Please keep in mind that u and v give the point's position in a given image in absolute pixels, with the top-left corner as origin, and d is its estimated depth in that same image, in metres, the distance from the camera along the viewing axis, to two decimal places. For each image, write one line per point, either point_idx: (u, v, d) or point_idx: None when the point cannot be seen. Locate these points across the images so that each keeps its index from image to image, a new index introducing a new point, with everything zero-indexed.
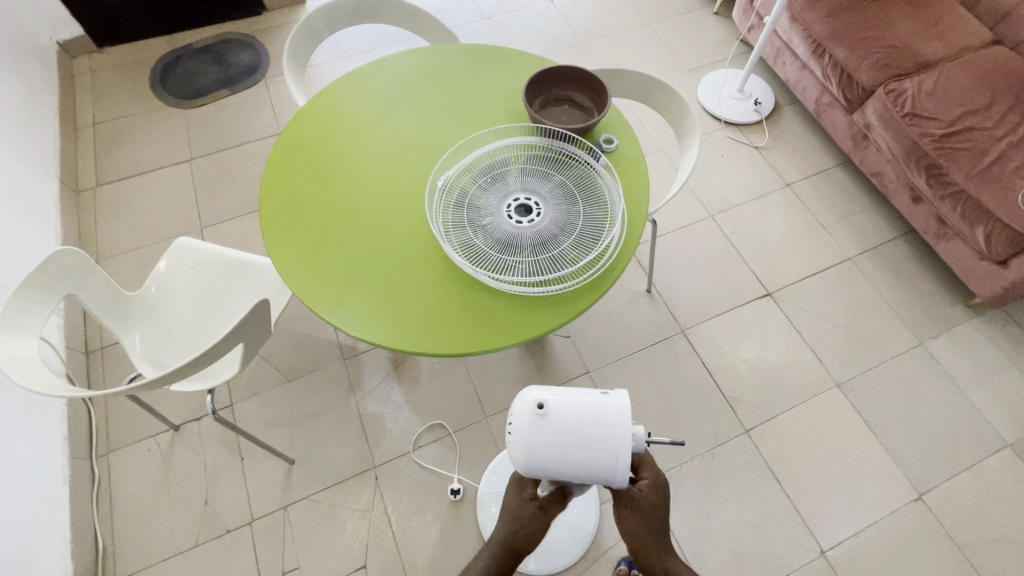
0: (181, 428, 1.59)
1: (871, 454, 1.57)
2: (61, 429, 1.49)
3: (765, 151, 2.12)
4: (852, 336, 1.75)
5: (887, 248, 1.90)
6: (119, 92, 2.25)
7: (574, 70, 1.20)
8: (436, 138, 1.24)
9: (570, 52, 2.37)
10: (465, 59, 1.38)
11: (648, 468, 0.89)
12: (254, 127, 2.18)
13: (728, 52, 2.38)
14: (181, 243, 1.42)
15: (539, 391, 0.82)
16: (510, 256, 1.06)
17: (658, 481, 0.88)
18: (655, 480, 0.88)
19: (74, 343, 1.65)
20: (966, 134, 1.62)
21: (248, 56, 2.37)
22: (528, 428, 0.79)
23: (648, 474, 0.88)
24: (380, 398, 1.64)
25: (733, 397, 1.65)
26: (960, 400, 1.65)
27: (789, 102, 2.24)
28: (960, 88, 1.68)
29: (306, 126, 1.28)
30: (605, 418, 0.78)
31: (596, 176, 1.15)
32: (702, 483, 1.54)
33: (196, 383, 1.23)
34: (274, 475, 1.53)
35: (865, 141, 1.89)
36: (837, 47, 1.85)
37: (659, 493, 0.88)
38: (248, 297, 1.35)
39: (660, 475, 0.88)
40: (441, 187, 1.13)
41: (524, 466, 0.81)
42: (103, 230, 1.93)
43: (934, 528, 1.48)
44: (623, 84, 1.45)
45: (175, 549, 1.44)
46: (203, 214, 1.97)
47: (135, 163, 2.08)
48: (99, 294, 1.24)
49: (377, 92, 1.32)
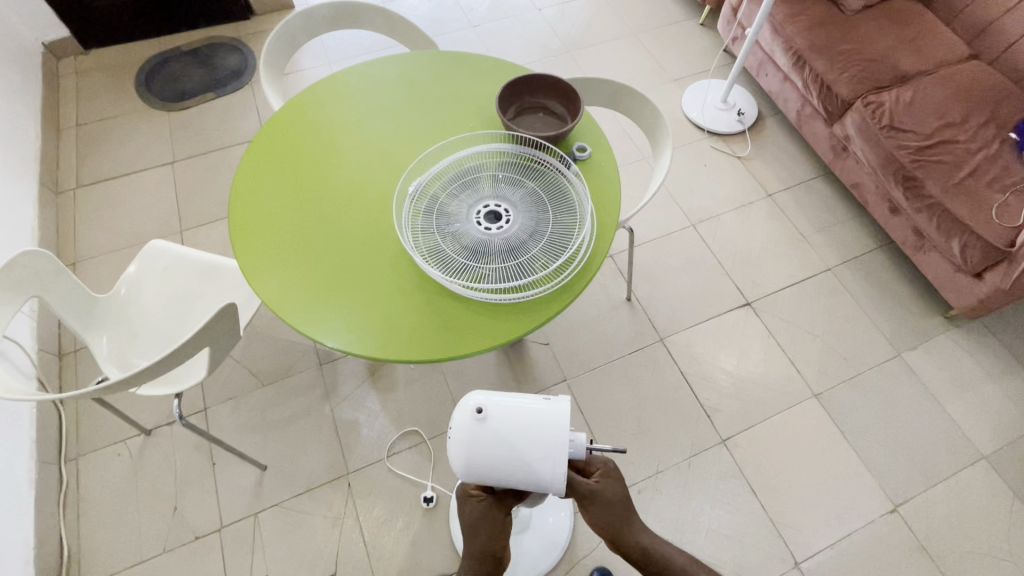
0: (153, 432, 1.57)
1: (847, 465, 1.57)
2: (29, 432, 1.47)
3: (747, 161, 2.13)
4: (830, 347, 1.75)
5: (866, 259, 1.91)
6: (104, 94, 2.25)
7: (548, 78, 1.21)
8: (410, 144, 1.25)
9: (556, 60, 2.38)
10: (442, 66, 1.38)
11: (598, 462, 0.87)
12: (238, 131, 2.17)
13: (713, 63, 2.40)
14: (155, 246, 1.42)
15: (481, 396, 0.82)
16: (477, 262, 1.06)
17: (612, 473, 0.86)
18: (606, 471, 0.86)
19: (47, 345, 1.63)
20: (942, 147, 1.63)
21: (234, 60, 2.37)
22: (467, 433, 0.79)
23: (597, 466, 0.87)
24: (356, 404, 1.63)
25: (711, 407, 1.65)
26: (936, 411, 1.65)
27: (772, 113, 2.26)
28: (937, 102, 1.70)
29: (280, 130, 1.28)
30: (545, 425, 0.78)
31: (567, 183, 1.15)
32: (677, 493, 1.53)
33: (163, 386, 1.22)
34: (245, 481, 1.52)
35: (845, 153, 1.90)
36: (817, 59, 1.87)
37: (614, 480, 0.85)
38: (220, 301, 1.35)
39: (610, 464, 0.87)
40: (412, 193, 1.13)
41: (463, 472, 0.80)
42: (82, 232, 1.92)
43: (909, 540, 1.47)
44: (599, 93, 1.45)
45: (142, 556, 1.42)
46: (184, 217, 1.96)
47: (117, 164, 2.07)
48: (66, 296, 1.23)
49: (353, 98, 1.33)
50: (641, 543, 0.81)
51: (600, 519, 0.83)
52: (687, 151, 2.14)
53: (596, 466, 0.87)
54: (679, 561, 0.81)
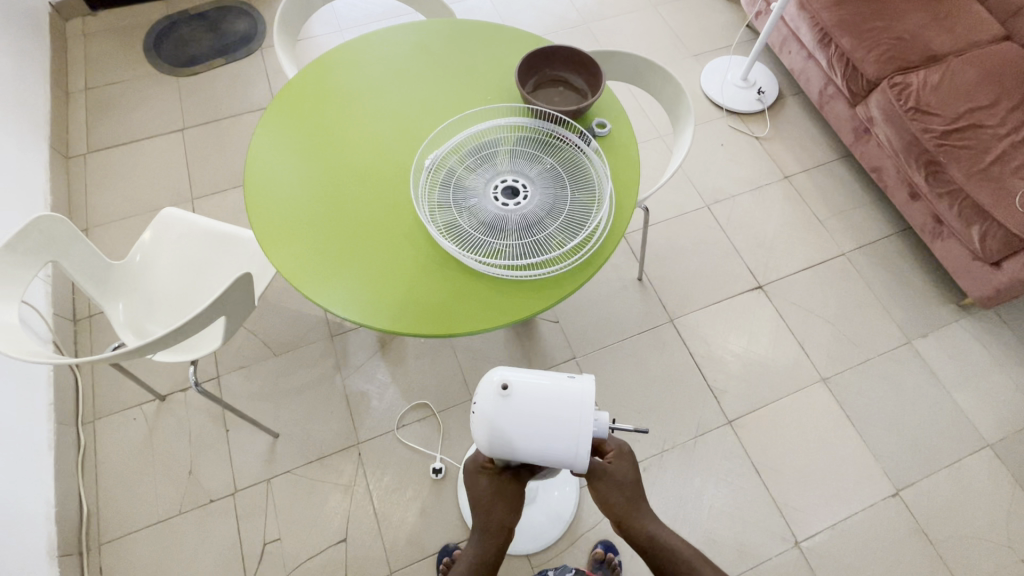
0: (167, 398, 1.60)
1: (852, 448, 1.58)
2: (47, 395, 1.50)
3: (765, 142, 2.09)
4: (840, 332, 1.74)
5: (882, 245, 1.89)
6: (112, 57, 2.21)
7: (569, 50, 1.18)
8: (426, 115, 1.22)
9: (573, 32, 2.32)
10: (460, 36, 1.35)
11: (614, 443, 0.87)
12: (249, 98, 2.14)
13: (734, 38, 2.34)
14: (168, 214, 1.41)
15: (506, 372, 0.83)
16: (494, 238, 1.05)
17: (625, 456, 0.86)
18: (620, 453, 0.86)
19: (62, 309, 1.65)
20: (968, 131, 1.59)
21: (244, 25, 2.32)
22: (492, 409, 0.80)
23: (612, 447, 0.87)
24: (366, 376, 1.65)
25: (718, 388, 1.66)
26: (943, 399, 1.65)
27: (793, 92, 2.21)
28: (966, 84, 1.65)
29: (295, 98, 1.26)
30: (569, 402, 0.79)
31: (586, 160, 1.13)
32: (682, 472, 1.55)
33: (178, 354, 1.24)
34: (258, 448, 1.55)
35: (866, 135, 1.86)
36: (843, 37, 1.81)
37: (628, 463, 0.86)
38: (233, 270, 1.35)
39: (625, 446, 0.87)
40: (428, 166, 1.11)
41: (486, 446, 0.81)
42: (93, 197, 1.91)
43: (908, 523, 1.49)
44: (620, 67, 1.42)
45: (159, 516, 1.46)
46: (194, 185, 1.95)
47: (127, 130, 2.06)
48: (81, 262, 1.23)
49: (368, 66, 1.30)
50: (647, 530, 0.84)
51: (607, 502, 0.85)
52: (704, 130, 2.10)
53: (609, 446, 0.87)
54: (684, 553, 0.84)
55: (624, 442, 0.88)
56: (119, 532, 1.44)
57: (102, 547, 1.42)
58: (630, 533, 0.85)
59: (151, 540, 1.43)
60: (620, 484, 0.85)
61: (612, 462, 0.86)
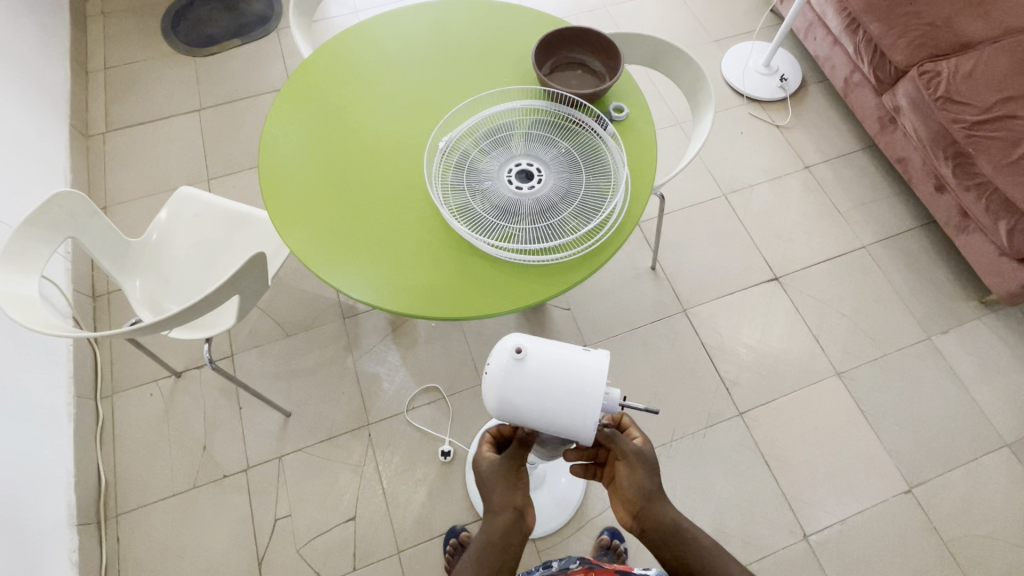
0: (183, 375, 1.62)
1: (865, 444, 1.56)
2: (67, 369, 1.53)
3: (786, 131, 2.04)
4: (857, 326, 1.71)
5: (904, 238, 1.84)
6: (130, 37, 2.22)
7: (588, 32, 1.16)
8: (442, 97, 1.21)
9: (591, 15, 2.27)
10: (476, 17, 1.33)
11: (639, 430, 0.89)
12: (265, 80, 2.14)
13: (757, 23, 2.28)
14: (184, 193, 1.43)
15: (522, 337, 0.82)
16: (507, 222, 1.04)
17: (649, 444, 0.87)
18: (646, 439, 0.87)
19: (81, 286, 1.67)
20: (1000, 122, 1.54)
21: (260, 5, 2.31)
22: (505, 371, 0.80)
23: (638, 434, 0.88)
24: (377, 358, 1.66)
25: (730, 379, 1.64)
26: (962, 396, 1.62)
27: (816, 80, 2.15)
28: (1001, 72, 1.59)
29: (311, 78, 1.25)
30: (582, 375, 0.78)
31: (602, 145, 1.11)
32: (691, 463, 1.54)
33: (193, 331, 1.25)
34: (270, 426, 1.57)
35: (892, 125, 1.81)
36: (873, 22, 1.76)
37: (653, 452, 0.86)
38: (248, 249, 1.36)
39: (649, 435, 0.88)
40: (443, 148, 1.11)
41: (494, 406, 0.81)
42: (112, 176, 1.94)
43: (921, 521, 1.47)
44: (639, 50, 1.39)
45: (174, 490, 1.49)
46: (210, 166, 1.96)
47: (145, 110, 2.07)
48: (100, 239, 1.25)
49: (384, 46, 1.29)
50: (671, 515, 0.82)
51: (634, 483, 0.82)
52: (723, 117, 2.06)
53: (636, 433, 0.88)
54: (707, 543, 0.81)
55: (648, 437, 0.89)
56: (135, 503, 1.48)
57: (119, 517, 1.46)
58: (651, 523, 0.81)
59: (165, 512, 1.47)
60: (650, 466, 0.83)
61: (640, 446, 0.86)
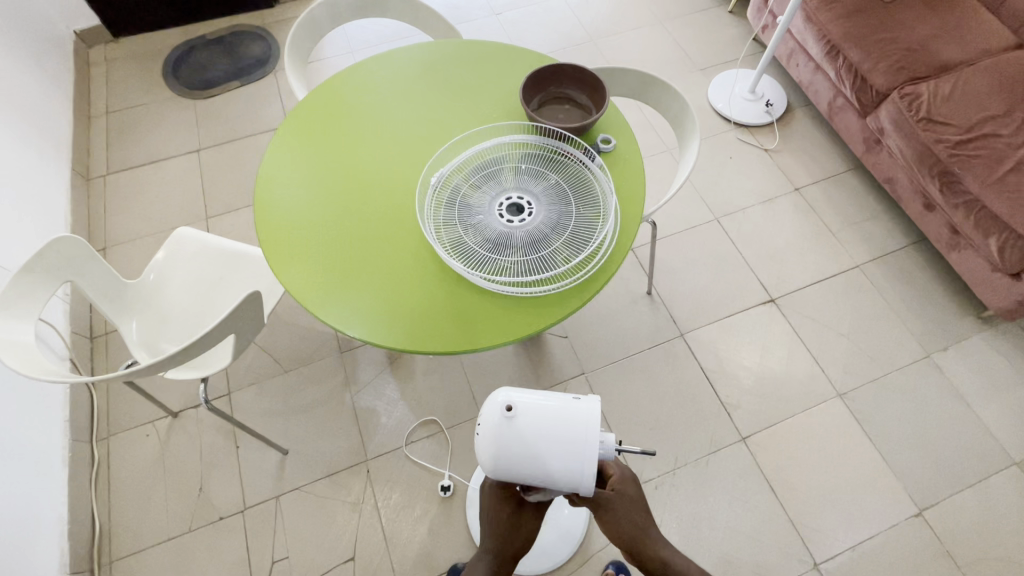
0: (180, 415, 1.61)
1: (871, 466, 1.54)
2: (63, 412, 1.52)
3: (775, 154, 2.08)
4: (855, 345, 1.71)
5: (898, 256, 1.86)
6: (132, 82, 2.28)
7: (573, 68, 1.19)
8: (433, 134, 1.24)
9: (579, 49, 2.34)
10: (466, 56, 1.37)
11: (615, 465, 0.88)
12: (262, 119, 2.19)
13: (740, 52, 2.34)
14: (182, 233, 1.44)
15: (511, 394, 0.83)
16: (499, 255, 1.06)
17: (628, 479, 0.86)
18: (623, 478, 0.86)
19: (79, 327, 1.68)
20: (982, 141, 1.57)
21: (258, 48, 2.39)
22: (496, 430, 0.80)
23: (614, 470, 0.87)
24: (375, 392, 1.65)
25: (731, 403, 1.63)
26: (965, 413, 1.61)
27: (801, 104, 2.20)
28: (979, 94, 1.63)
29: (305, 118, 1.28)
30: (575, 423, 0.79)
31: (591, 177, 1.13)
32: (696, 491, 1.52)
33: (188, 371, 1.25)
34: (268, 464, 1.55)
35: (878, 146, 1.84)
36: (851, 48, 1.80)
37: (632, 486, 0.86)
38: (244, 287, 1.37)
39: (626, 470, 0.87)
40: (434, 184, 1.13)
41: (489, 466, 0.81)
42: (112, 216, 1.96)
43: (933, 545, 1.44)
44: (624, 83, 1.43)
45: (170, 533, 1.47)
46: (209, 204, 1.99)
47: (145, 151, 2.11)
48: (98, 281, 1.26)
49: (376, 87, 1.33)
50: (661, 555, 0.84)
51: (619, 530, 0.84)
52: (711, 143, 2.10)
53: (613, 471, 0.87)
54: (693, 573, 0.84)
55: (626, 466, 0.89)
56: (130, 550, 1.45)
57: (113, 563, 1.43)
58: (643, 560, 0.84)
59: (161, 557, 1.44)
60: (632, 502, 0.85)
61: (618, 487, 0.85)
